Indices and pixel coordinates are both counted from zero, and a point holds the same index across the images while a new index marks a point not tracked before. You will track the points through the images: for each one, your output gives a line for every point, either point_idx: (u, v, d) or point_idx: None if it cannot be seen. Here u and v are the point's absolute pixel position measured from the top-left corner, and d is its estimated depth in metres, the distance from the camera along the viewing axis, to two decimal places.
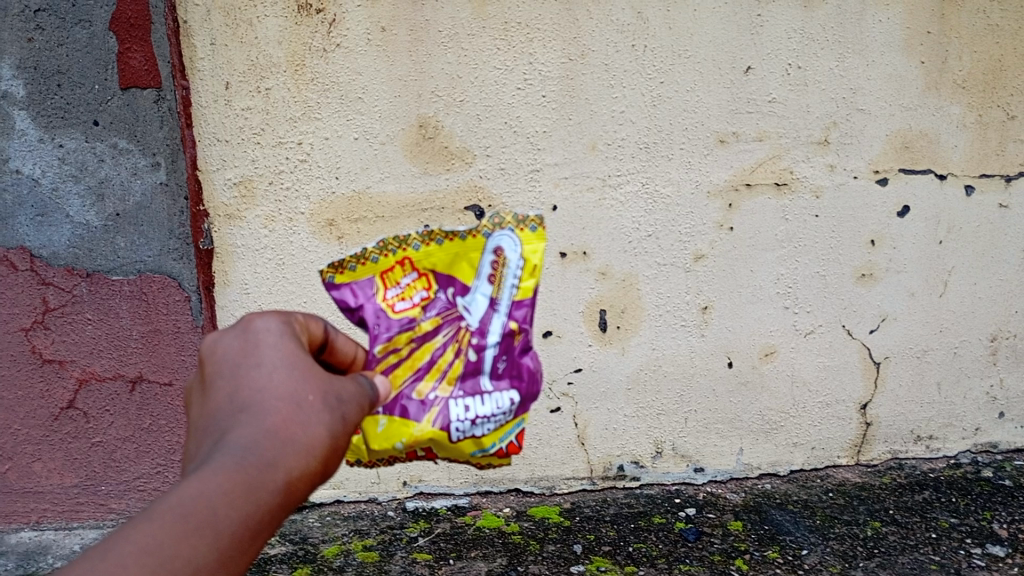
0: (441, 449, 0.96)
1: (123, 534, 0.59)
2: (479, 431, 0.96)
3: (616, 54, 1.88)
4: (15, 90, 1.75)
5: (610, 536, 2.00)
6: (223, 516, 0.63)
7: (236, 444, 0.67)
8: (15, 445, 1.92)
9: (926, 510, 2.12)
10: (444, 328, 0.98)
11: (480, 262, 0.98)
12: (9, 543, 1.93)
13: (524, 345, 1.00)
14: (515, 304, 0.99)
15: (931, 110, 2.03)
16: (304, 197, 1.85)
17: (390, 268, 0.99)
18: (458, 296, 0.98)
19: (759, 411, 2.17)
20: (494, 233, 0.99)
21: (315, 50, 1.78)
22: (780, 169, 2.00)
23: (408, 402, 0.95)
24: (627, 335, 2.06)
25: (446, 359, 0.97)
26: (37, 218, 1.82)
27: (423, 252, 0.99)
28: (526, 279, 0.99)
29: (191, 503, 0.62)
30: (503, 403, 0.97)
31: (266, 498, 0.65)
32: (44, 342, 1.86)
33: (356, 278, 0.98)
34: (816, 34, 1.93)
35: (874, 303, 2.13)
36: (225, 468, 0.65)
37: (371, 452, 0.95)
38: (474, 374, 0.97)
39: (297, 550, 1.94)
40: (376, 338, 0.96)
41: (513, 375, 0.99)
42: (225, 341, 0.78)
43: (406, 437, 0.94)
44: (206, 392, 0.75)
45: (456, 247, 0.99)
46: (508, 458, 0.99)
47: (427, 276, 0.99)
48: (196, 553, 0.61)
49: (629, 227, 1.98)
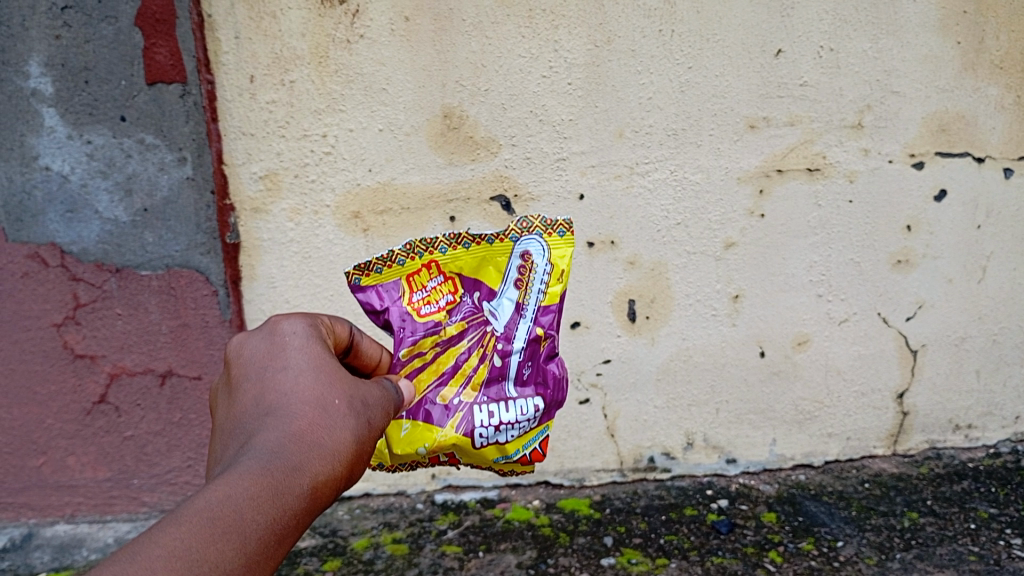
0: (464, 454, 1.04)
1: (152, 536, 0.63)
2: (502, 438, 1.03)
3: (643, 40, 1.85)
4: (43, 88, 1.72)
5: (642, 528, 1.98)
6: (250, 518, 0.68)
7: (262, 452, 0.76)
8: (48, 440, 1.92)
9: (965, 500, 2.07)
10: (469, 333, 1.06)
11: (507, 267, 1.05)
12: (44, 536, 1.94)
13: (551, 350, 1.06)
14: (541, 310, 1.05)
15: (968, 91, 1.97)
16: (329, 189, 1.85)
17: (417, 272, 1.06)
18: (483, 300, 1.06)
19: (793, 402, 2.13)
20: (522, 238, 1.05)
21: (338, 42, 1.77)
22: (813, 153, 1.96)
23: (432, 407, 1.03)
24: (657, 325, 2.03)
25: (470, 364, 1.05)
26: (67, 214, 1.79)
27: (450, 256, 1.06)
28: (554, 284, 1.04)
29: (218, 507, 0.67)
30: (527, 410, 1.04)
31: (292, 500, 0.72)
32: (75, 337, 1.85)
33: (382, 281, 1.05)
34: (848, 16, 1.89)
35: (911, 290, 2.08)
36: (251, 475, 0.71)
37: (395, 456, 1.04)
38: (499, 379, 1.05)
39: (327, 543, 1.94)
40: (401, 342, 1.04)
41: (539, 381, 1.06)
42: (256, 348, 0.91)
43: (429, 442, 1.02)
44: (239, 398, 0.86)
45: (483, 250, 1.06)
46: (531, 465, 1.06)
47: (452, 280, 1.06)
48: (225, 553, 0.65)
49: (657, 215, 1.96)
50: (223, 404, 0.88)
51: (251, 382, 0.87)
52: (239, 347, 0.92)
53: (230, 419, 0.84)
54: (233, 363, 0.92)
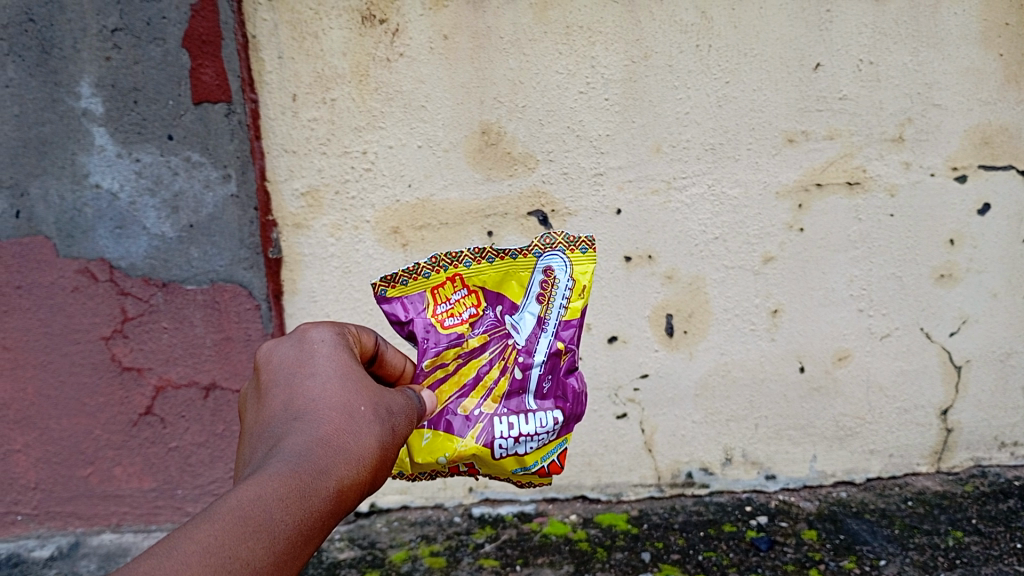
0: (483, 465, 1.05)
1: (185, 532, 0.65)
2: (521, 449, 1.04)
3: (680, 55, 1.85)
4: (93, 108, 1.77)
5: (680, 544, 1.97)
6: (280, 518, 0.70)
7: (290, 455, 0.77)
8: (96, 450, 1.96)
9: (1012, 519, 2.02)
10: (491, 345, 1.07)
11: (530, 282, 1.07)
12: (91, 545, 1.98)
13: (570, 365, 1.07)
14: (563, 324, 1.06)
15: (1011, 104, 1.95)
16: (368, 205, 1.88)
17: (441, 284, 1.08)
18: (506, 314, 1.07)
19: (834, 417, 2.11)
20: (545, 253, 1.06)
21: (378, 60, 1.80)
22: (852, 167, 1.95)
23: (453, 417, 1.04)
24: (695, 339, 2.02)
25: (491, 376, 1.06)
26: (116, 230, 1.84)
27: (473, 270, 1.08)
28: (575, 299, 1.06)
29: (250, 506, 0.69)
30: (547, 423, 1.05)
31: (319, 502, 0.74)
32: (123, 349, 1.89)
33: (407, 293, 1.07)
34: (888, 29, 1.88)
35: (954, 305, 2.05)
36: (280, 477, 0.73)
37: (415, 465, 1.04)
38: (519, 392, 1.06)
39: (366, 555, 1.95)
40: (424, 353, 1.06)
41: (559, 395, 1.07)
42: (283, 353, 0.93)
43: (449, 452, 1.03)
44: (266, 402, 0.88)
45: (506, 265, 1.07)
46: (550, 477, 1.06)
47: (476, 294, 1.08)
48: (255, 551, 0.66)
49: (695, 230, 1.96)
50: (252, 408, 0.90)
51: (280, 387, 0.88)
52: (269, 353, 0.94)
53: (258, 423, 0.85)
54: (260, 368, 0.94)
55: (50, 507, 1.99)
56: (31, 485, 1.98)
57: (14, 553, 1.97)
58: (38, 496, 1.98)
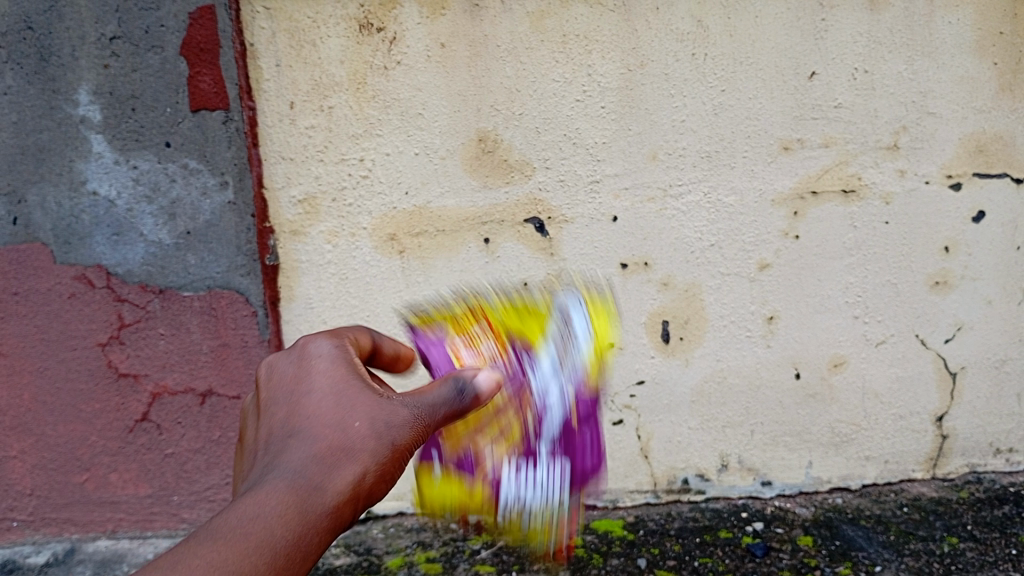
0: (490, 511, 1.10)
1: (190, 551, 0.68)
2: (524, 501, 1.08)
3: (676, 64, 1.86)
4: (91, 115, 1.77)
5: (676, 551, 1.97)
6: (282, 537, 0.72)
7: (284, 474, 0.78)
8: (92, 456, 1.95)
9: (1006, 525, 2.03)
10: (508, 391, 1.09)
11: (548, 336, 1.10)
12: (86, 552, 1.98)
13: (583, 425, 1.09)
14: (576, 381, 1.09)
15: (1005, 112, 1.96)
16: (365, 212, 1.88)
17: (467, 326, 1.15)
18: (526, 366, 1.10)
19: (829, 424, 2.11)
20: (564, 311, 1.13)
21: (376, 68, 1.81)
22: (847, 175, 1.96)
23: (465, 460, 1.10)
24: (691, 346, 2.03)
25: (504, 425, 1.09)
26: (113, 237, 1.83)
27: (500, 319, 1.14)
28: (590, 361, 1.10)
29: (247, 526, 0.71)
30: (551, 479, 1.08)
31: (315, 520, 0.75)
32: (120, 356, 1.89)
33: (435, 331, 1.15)
34: (883, 37, 1.89)
35: (949, 312, 2.06)
36: (275, 497, 0.74)
37: (431, 501, 1.13)
38: (530, 446, 1.09)
39: (362, 561, 1.95)
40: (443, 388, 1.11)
41: (568, 451, 1.09)
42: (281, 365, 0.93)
43: (457, 492, 1.10)
44: (264, 418, 0.88)
45: (530, 317, 1.14)
46: (553, 531, 1.11)
47: (499, 341, 1.12)
48: (257, 569, 0.70)
49: (691, 237, 1.96)
50: (254, 422, 0.91)
51: (276, 405, 0.88)
52: (268, 367, 0.94)
53: (258, 440, 0.86)
54: (260, 382, 0.94)
55: (46, 513, 1.98)
56: (27, 492, 1.97)
57: (11, 560, 1.97)
58: (33, 502, 1.98)
